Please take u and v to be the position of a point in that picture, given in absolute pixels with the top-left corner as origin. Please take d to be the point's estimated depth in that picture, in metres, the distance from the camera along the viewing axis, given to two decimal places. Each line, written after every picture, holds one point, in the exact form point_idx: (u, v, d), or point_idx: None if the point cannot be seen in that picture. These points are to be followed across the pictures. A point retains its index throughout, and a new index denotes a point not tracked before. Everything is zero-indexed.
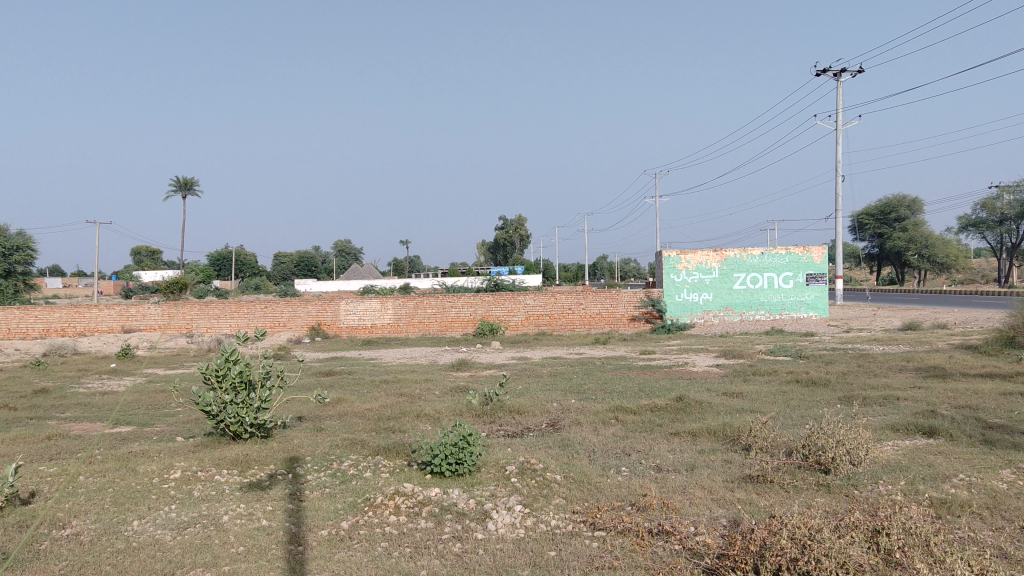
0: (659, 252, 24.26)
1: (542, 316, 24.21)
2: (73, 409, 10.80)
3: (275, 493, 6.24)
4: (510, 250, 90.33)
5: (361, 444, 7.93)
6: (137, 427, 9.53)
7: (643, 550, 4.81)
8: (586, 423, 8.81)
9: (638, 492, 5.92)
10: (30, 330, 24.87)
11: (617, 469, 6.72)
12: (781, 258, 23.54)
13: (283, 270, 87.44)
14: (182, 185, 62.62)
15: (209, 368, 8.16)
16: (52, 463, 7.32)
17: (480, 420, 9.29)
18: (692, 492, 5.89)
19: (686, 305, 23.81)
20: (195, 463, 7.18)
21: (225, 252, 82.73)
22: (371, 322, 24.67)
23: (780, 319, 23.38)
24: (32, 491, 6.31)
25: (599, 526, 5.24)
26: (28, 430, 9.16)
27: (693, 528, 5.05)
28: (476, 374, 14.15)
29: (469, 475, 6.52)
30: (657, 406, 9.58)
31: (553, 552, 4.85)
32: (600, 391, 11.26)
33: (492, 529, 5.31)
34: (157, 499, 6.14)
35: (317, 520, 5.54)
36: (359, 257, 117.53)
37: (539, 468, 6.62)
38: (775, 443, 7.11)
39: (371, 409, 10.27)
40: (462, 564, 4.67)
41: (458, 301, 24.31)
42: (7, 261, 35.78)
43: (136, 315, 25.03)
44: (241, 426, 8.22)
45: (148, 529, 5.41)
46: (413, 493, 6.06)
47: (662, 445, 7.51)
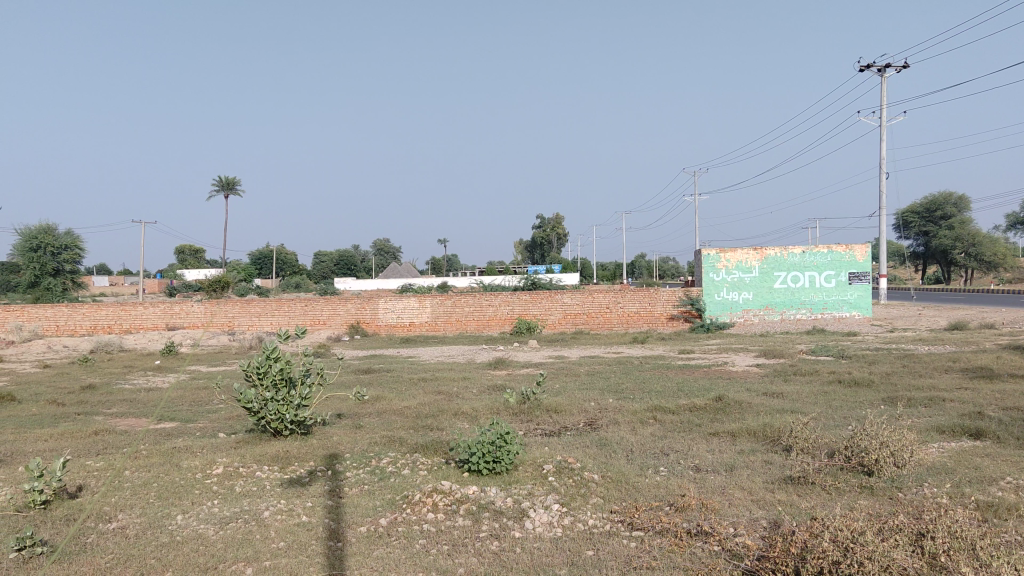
0: (698, 250, 24.02)
1: (579, 315, 24.17)
2: (119, 405, 11.00)
3: (315, 490, 6.31)
4: (547, 249, 90.28)
5: (400, 442, 7.98)
6: (180, 423, 9.70)
7: (682, 551, 4.76)
8: (624, 423, 8.75)
9: (677, 493, 5.88)
10: (78, 327, 25.39)
11: (656, 469, 6.68)
12: (822, 256, 23.20)
13: (323, 269, 88.29)
14: (225, 185, 63.45)
15: (251, 365, 8.28)
16: (99, 458, 7.48)
17: (517, 418, 9.30)
18: (732, 493, 5.83)
19: (725, 305, 23.58)
20: (237, 459, 7.29)
21: (266, 250, 83.78)
22: (409, 320, 24.83)
23: (821, 319, 23.06)
24: (80, 485, 6.44)
25: (637, 526, 5.21)
26: (76, 425, 9.36)
27: (733, 529, 5.00)
28: (515, 373, 14.10)
29: (506, 473, 6.53)
30: (696, 406, 9.50)
31: (591, 552, 4.83)
32: (638, 391, 11.17)
33: (530, 528, 5.31)
34: (200, 494, 6.23)
35: (356, 516, 5.59)
36: (396, 255, 118.19)
37: (576, 468, 6.60)
38: (817, 445, 7.02)
39: (409, 406, 10.33)
40: (500, 562, 4.68)
41: (496, 300, 24.36)
42: (56, 260, 36.54)
43: (180, 313, 25.43)
44: (282, 422, 8.31)
45: (191, 523, 5.50)
46: (451, 491, 6.08)
47: (701, 445, 7.47)
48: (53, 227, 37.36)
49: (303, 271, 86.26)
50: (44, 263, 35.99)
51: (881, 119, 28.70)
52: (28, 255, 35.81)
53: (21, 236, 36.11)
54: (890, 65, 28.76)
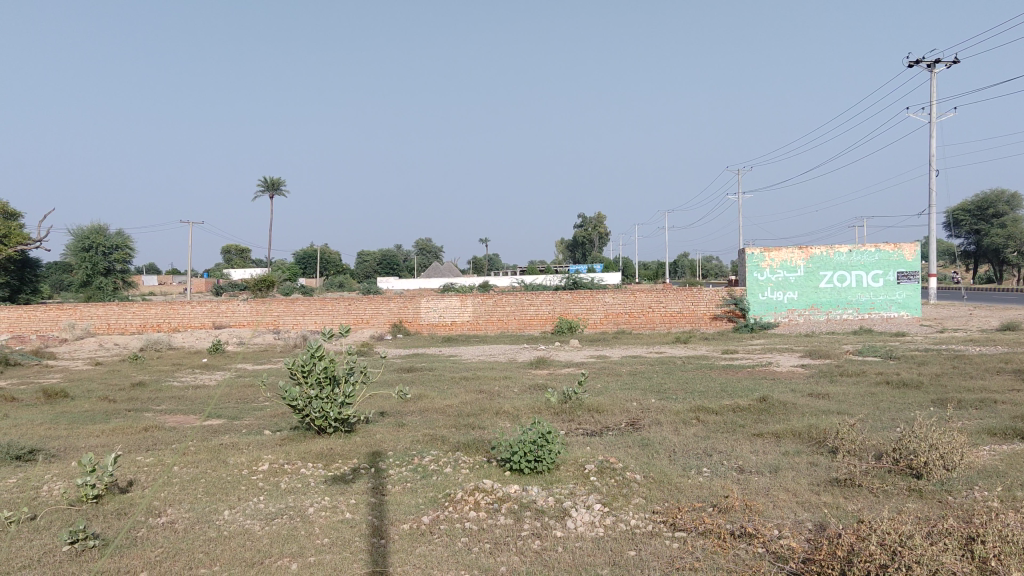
0: (742, 249, 23.78)
1: (621, 314, 24.08)
2: (168, 402, 11.23)
3: (358, 487, 6.38)
4: (589, 248, 90.15)
5: (442, 440, 8.03)
6: (227, 420, 9.87)
7: (725, 553, 4.72)
8: (666, 423, 8.71)
9: (720, 493, 5.84)
10: (129, 325, 25.93)
11: (698, 470, 6.63)
12: (870, 255, 22.80)
13: (366, 268, 89.09)
14: (270, 185, 64.35)
15: (295, 363, 8.40)
16: (149, 454, 7.64)
17: (559, 417, 9.33)
18: (775, 496, 5.76)
19: (770, 304, 23.31)
20: (282, 456, 7.40)
21: (310, 250, 84.81)
22: (451, 319, 24.97)
23: (868, 319, 22.68)
24: (131, 480, 6.59)
25: (679, 527, 5.18)
26: (127, 421, 9.58)
27: (777, 531, 4.94)
28: (556, 372, 14.15)
29: (548, 472, 6.53)
30: (740, 406, 9.43)
31: (633, 552, 4.81)
32: (681, 391, 11.10)
33: (571, 528, 5.31)
34: (246, 490, 6.33)
35: (399, 514, 5.63)
36: (438, 254, 118.71)
37: (618, 468, 6.58)
38: (864, 447, 6.90)
39: (452, 405, 10.41)
40: (541, 561, 4.69)
41: (537, 300, 24.38)
42: (108, 259, 37.35)
43: (227, 311, 25.85)
44: (326, 420, 8.40)
45: (238, 518, 5.59)
46: (492, 489, 6.11)
47: (745, 446, 7.40)
48: (104, 228, 38.17)
49: (346, 270, 87.14)
50: (95, 262, 36.81)
51: (929, 116, 28.21)
52: (80, 256, 36.67)
53: (74, 236, 36.98)
54: (938, 61, 28.33)
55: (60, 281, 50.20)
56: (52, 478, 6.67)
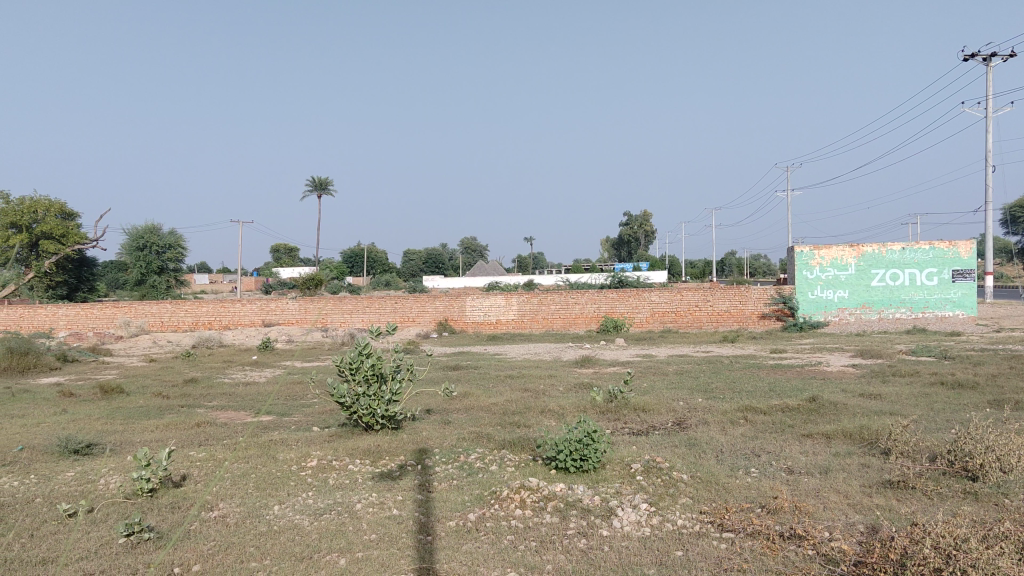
0: (791, 247, 23.45)
1: (668, 313, 23.92)
2: (219, 398, 11.44)
3: (405, 484, 6.43)
4: (635, 246, 89.67)
5: (487, 438, 8.07)
6: (277, 417, 10.02)
7: (774, 554, 4.65)
8: (714, 423, 8.62)
9: (769, 495, 5.76)
10: (181, 322, 26.46)
11: (746, 470, 6.56)
12: (923, 253, 22.31)
13: (412, 266, 89.78)
14: (317, 186, 65.16)
15: (344, 361, 8.49)
16: (202, 449, 7.80)
17: (605, 416, 9.31)
18: (825, 497, 5.67)
19: (819, 303, 22.92)
20: (331, 452, 7.49)
21: (357, 249, 85.72)
22: (497, 317, 25.03)
23: (922, 318, 22.19)
24: (184, 474, 6.73)
25: (727, 528, 5.13)
26: (180, 417, 9.79)
27: (827, 533, 4.87)
28: (602, 370, 14.12)
29: (594, 471, 6.51)
30: (789, 406, 9.32)
31: (680, 552, 4.79)
32: (728, 391, 10.97)
33: (618, 526, 5.30)
34: (295, 485, 6.43)
35: (446, 511, 5.66)
36: (484, 253, 118.90)
37: (665, 467, 6.53)
38: (917, 449, 6.74)
39: (497, 403, 10.46)
40: (587, 561, 4.67)
41: (582, 298, 24.34)
42: (160, 258, 38.08)
43: (276, 309, 26.24)
44: (373, 417, 8.48)
45: (287, 514, 5.67)
46: (538, 487, 6.12)
47: (794, 447, 7.30)
48: (157, 228, 38.94)
49: (393, 269, 87.88)
50: (149, 261, 37.55)
51: (986, 109, 27.52)
52: (135, 254, 37.54)
53: (128, 235, 37.79)
54: (995, 55, 27.66)
55: (115, 280, 51.38)
56: (109, 471, 6.84)
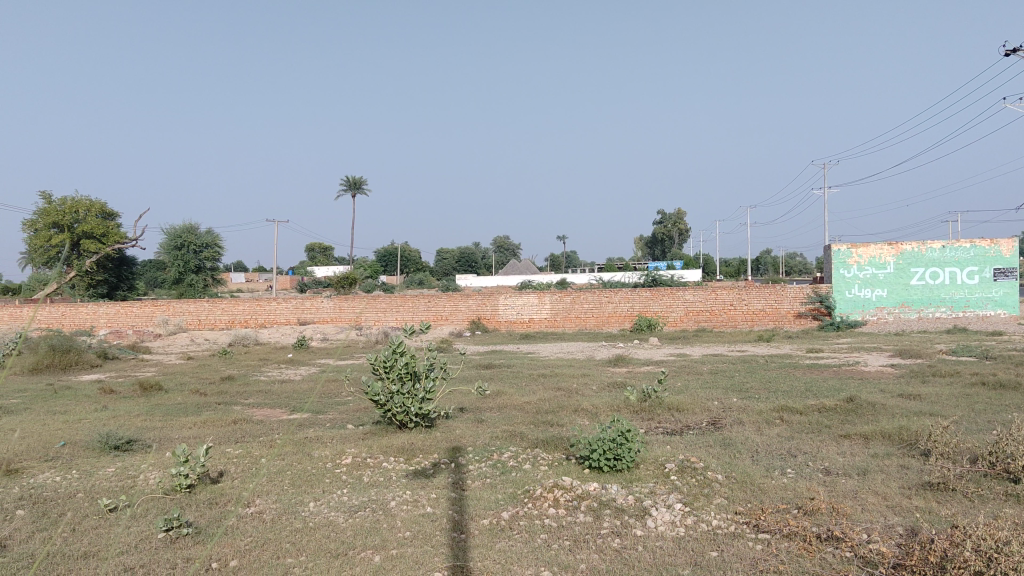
0: (828, 246, 23.16)
1: (702, 312, 23.75)
2: (255, 396, 11.56)
3: (438, 482, 6.46)
4: (668, 245, 89.10)
5: (521, 436, 8.07)
6: (312, 414, 10.10)
7: (810, 556, 4.60)
8: (749, 423, 8.55)
9: (805, 495, 5.70)
10: (218, 321, 26.81)
11: (782, 470, 6.50)
12: (964, 252, 21.94)
13: (445, 265, 90.10)
14: (352, 185, 65.62)
15: (378, 359, 8.53)
16: (238, 446, 7.89)
17: (638, 416, 9.26)
18: (863, 499, 5.60)
19: (857, 302, 22.62)
20: (365, 449, 7.55)
21: (391, 248, 86.22)
22: (530, 316, 25.04)
23: (963, 317, 21.82)
24: (221, 471, 6.81)
25: (763, 529, 5.08)
26: (218, 414, 9.92)
27: (865, 535, 4.81)
28: (635, 370, 14.06)
29: (628, 471, 6.48)
30: (826, 406, 9.20)
31: (715, 552, 4.76)
32: (764, 391, 10.87)
33: (652, 526, 5.27)
34: (330, 483, 6.48)
35: (479, 509, 5.67)
36: (517, 252, 118.89)
37: (699, 467, 6.49)
38: (958, 450, 6.63)
39: (530, 401, 10.45)
40: (622, 560, 4.66)
41: (616, 297, 24.27)
42: (198, 257, 38.53)
43: (311, 308, 26.46)
44: (406, 415, 8.52)
45: (322, 511, 5.72)
46: (571, 486, 6.11)
47: (831, 448, 7.21)
48: (195, 227, 39.43)
49: (426, 268, 88.25)
50: (186, 260, 38.02)
51: None
52: (172, 254, 38.05)
53: (167, 235, 38.30)
54: None
55: (154, 279, 52.16)
56: (148, 467, 6.95)
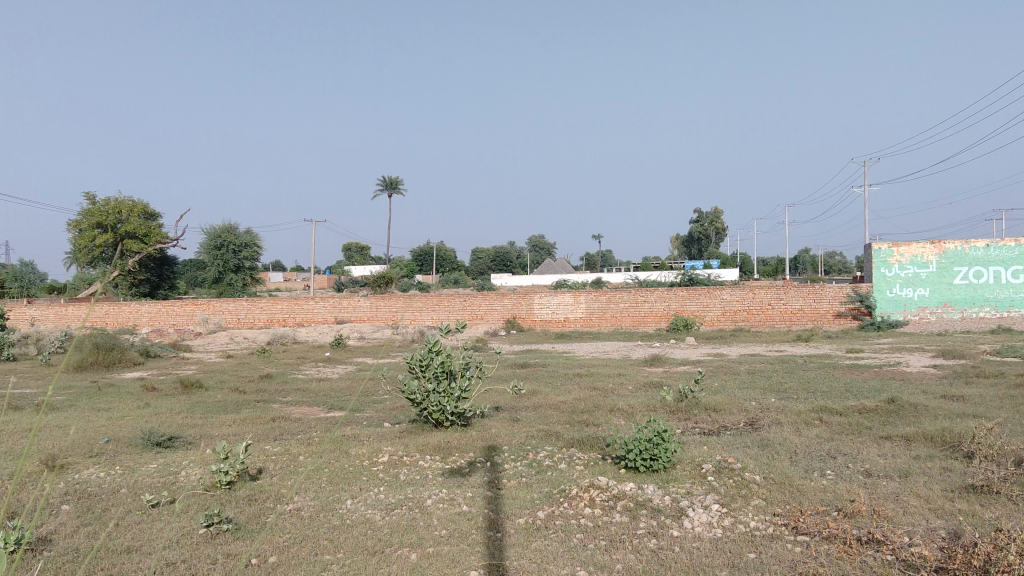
0: (868, 245, 22.85)
1: (740, 312, 23.54)
2: (294, 394, 11.69)
3: (474, 480, 6.48)
4: (705, 243, 88.39)
5: (557, 436, 8.06)
6: (349, 412, 10.19)
7: (850, 559, 4.54)
8: (787, 424, 8.47)
9: (846, 498, 5.62)
10: (257, 320, 27.14)
11: (821, 472, 6.42)
12: (1009, 251, 21.50)
13: (480, 265, 90.27)
14: (388, 185, 66.01)
15: (414, 358, 8.58)
16: (277, 443, 7.98)
17: (675, 416, 9.21)
18: (905, 501, 5.51)
19: (899, 301, 22.26)
20: (402, 448, 7.59)
21: (426, 248, 86.59)
22: (565, 315, 25.01)
23: (1008, 318, 21.37)
24: (260, 468, 6.90)
25: (802, 531, 5.03)
26: (257, 412, 10.05)
27: (907, 538, 4.74)
28: (671, 370, 13.99)
29: (664, 471, 6.45)
30: (866, 408, 9.07)
31: (753, 554, 4.72)
32: (802, 391, 10.78)
33: (688, 527, 5.24)
34: (367, 481, 6.53)
35: (515, 509, 5.68)
36: (553, 252, 118.79)
37: (737, 468, 6.44)
38: (1002, 452, 6.50)
39: (566, 401, 10.44)
40: (658, 561, 4.64)
41: (652, 296, 24.16)
42: (237, 257, 39.00)
43: (348, 307, 26.69)
44: (442, 414, 8.55)
45: (360, 508, 5.77)
46: (608, 486, 6.09)
47: (872, 450, 7.10)
48: (234, 227, 39.91)
49: (461, 267, 88.49)
50: (226, 259, 38.52)
51: None
52: (212, 254, 38.60)
53: (207, 234, 38.82)
54: None
55: (195, 278, 52.92)
56: (189, 464, 7.06)
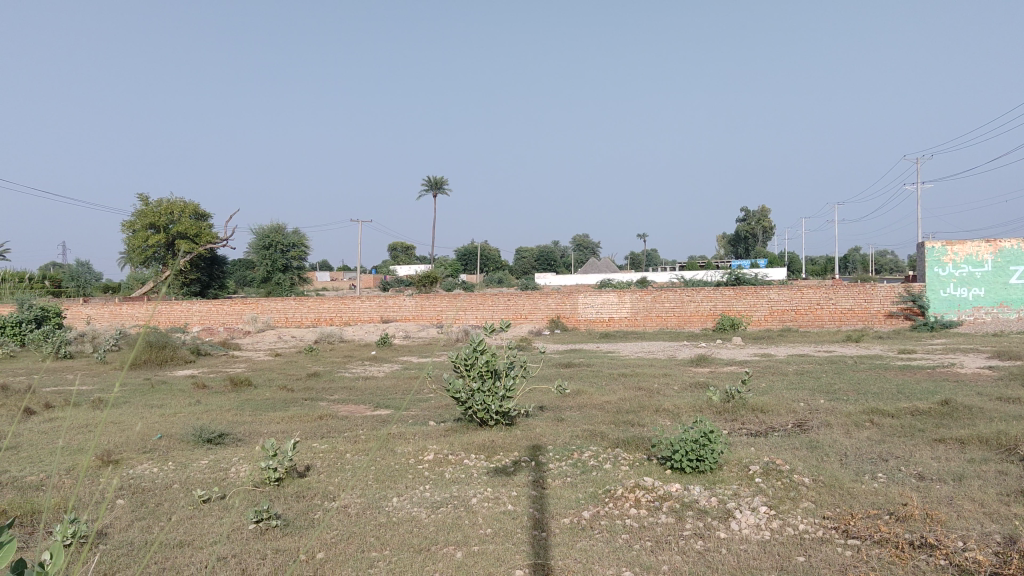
0: (921, 243, 22.38)
1: (788, 312, 23.24)
2: (341, 392, 11.81)
3: (519, 479, 6.49)
4: (753, 242, 87.31)
5: (602, 436, 8.03)
6: (395, 410, 10.28)
7: (903, 563, 4.45)
8: (837, 425, 8.32)
9: (898, 501, 5.51)
10: (304, 319, 27.51)
11: (873, 475, 6.30)
12: None
13: (525, 265, 90.29)
14: (434, 185, 66.38)
15: (459, 356, 8.62)
16: (324, 441, 8.08)
17: (721, 416, 9.12)
18: (960, 505, 5.38)
19: (953, 301, 21.73)
20: (447, 446, 7.62)
21: (471, 248, 86.83)
22: (610, 315, 24.92)
23: None
24: (308, 465, 6.98)
25: (853, 534, 4.93)
26: (304, 410, 10.17)
27: (961, 543, 4.63)
28: (717, 370, 13.85)
29: (711, 472, 6.39)
30: (920, 410, 8.87)
31: (802, 557, 4.65)
32: (853, 392, 10.61)
33: (736, 529, 5.18)
34: (413, 479, 6.57)
35: (560, 508, 5.68)
36: (597, 251, 118.32)
37: (785, 469, 6.36)
38: None
39: (610, 401, 10.41)
40: (704, 562, 4.60)
41: (697, 296, 23.93)
42: (285, 257, 39.52)
43: (393, 306, 26.87)
44: (487, 413, 8.56)
45: (405, 506, 5.81)
46: (653, 487, 6.05)
47: (925, 452, 6.95)
48: (282, 227, 40.45)
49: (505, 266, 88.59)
50: (274, 259, 39.08)
51: None
52: (261, 254, 39.20)
53: (255, 235, 39.41)
54: None
55: (243, 277, 53.79)
56: (239, 460, 7.17)
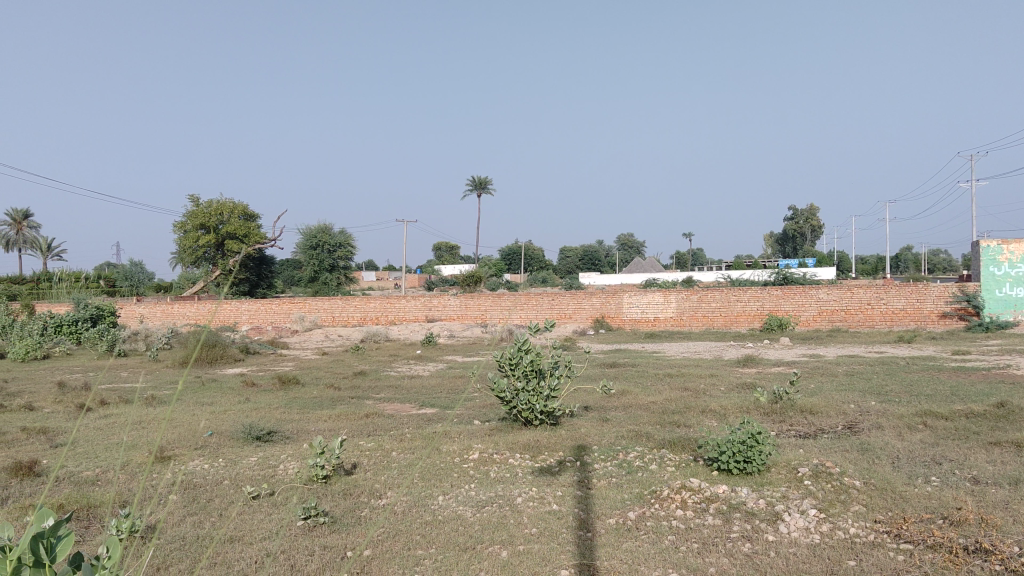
0: (976, 242, 21.82)
1: (837, 312, 22.89)
2: (386, 391, 11.91)
3: (565, 479, 6.48)
4: (801, 241, 86.02)
5: (647, 436, 7.99)
6: (440, 408, 10.33)
7: (957, 569, 4.35)
8: (889, 428, 8.16)
9: (952, 505, 5.39)
10: (350, 318, 27.83)
11: (925, 478, 6.16)
12: None
13: (569, 265, 90.09)
14: (478, 185, 66.52)
15: (504, 356, 8.66)
16: (371, 439, 8.14)
17: (769, 417, 9.00)
18: (1017, 509, 5.24)
19: (1009, 301, 21.09)
20: (492, 446, 7.63)
21: (515, 248, 86.87)
22: (655, 315, 24.77)
23: None
24: (355, 463, 7.04)
25: (905, 539, 4.84)
26: (351, 408, 10.26)
27: (1018, 548, 4.51)
28: (765, 371, 13.69)
29: (759, 474, 6.30)
30: (974, 412, 8.65)
31: (853, 561, 4.57)
32: (904, 394, 10.39)
33: (785, 532, 5.11)
34: (459, 477, 6.60)
35: (605, 508, 5.66)
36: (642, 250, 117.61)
37: (836, 472, 6.25)
38: None
39: (656, 401, 10.33)
40: (753, 565, 4.54)
41: (744, 296, 23.66)
42: (331, 257, 39.95)
43: (438, 305, 26.97)
44: (532, 412, 8.56)
45: (451, 504, 5.84)
46: (700, 488, 6.00)
47: (980, 456, 6.78)
48: (329, 228, 40.89)
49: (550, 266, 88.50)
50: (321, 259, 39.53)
51: None
52: (308, 253, 39.68)
53: (303, 235, 39.90)
54: None
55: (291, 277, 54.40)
56: (287, 458, 7.27)
